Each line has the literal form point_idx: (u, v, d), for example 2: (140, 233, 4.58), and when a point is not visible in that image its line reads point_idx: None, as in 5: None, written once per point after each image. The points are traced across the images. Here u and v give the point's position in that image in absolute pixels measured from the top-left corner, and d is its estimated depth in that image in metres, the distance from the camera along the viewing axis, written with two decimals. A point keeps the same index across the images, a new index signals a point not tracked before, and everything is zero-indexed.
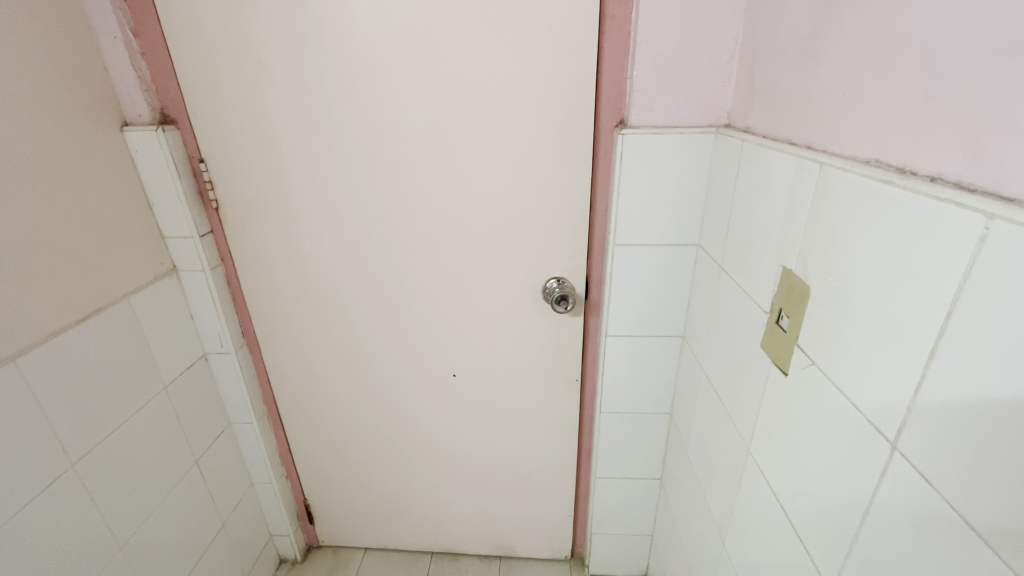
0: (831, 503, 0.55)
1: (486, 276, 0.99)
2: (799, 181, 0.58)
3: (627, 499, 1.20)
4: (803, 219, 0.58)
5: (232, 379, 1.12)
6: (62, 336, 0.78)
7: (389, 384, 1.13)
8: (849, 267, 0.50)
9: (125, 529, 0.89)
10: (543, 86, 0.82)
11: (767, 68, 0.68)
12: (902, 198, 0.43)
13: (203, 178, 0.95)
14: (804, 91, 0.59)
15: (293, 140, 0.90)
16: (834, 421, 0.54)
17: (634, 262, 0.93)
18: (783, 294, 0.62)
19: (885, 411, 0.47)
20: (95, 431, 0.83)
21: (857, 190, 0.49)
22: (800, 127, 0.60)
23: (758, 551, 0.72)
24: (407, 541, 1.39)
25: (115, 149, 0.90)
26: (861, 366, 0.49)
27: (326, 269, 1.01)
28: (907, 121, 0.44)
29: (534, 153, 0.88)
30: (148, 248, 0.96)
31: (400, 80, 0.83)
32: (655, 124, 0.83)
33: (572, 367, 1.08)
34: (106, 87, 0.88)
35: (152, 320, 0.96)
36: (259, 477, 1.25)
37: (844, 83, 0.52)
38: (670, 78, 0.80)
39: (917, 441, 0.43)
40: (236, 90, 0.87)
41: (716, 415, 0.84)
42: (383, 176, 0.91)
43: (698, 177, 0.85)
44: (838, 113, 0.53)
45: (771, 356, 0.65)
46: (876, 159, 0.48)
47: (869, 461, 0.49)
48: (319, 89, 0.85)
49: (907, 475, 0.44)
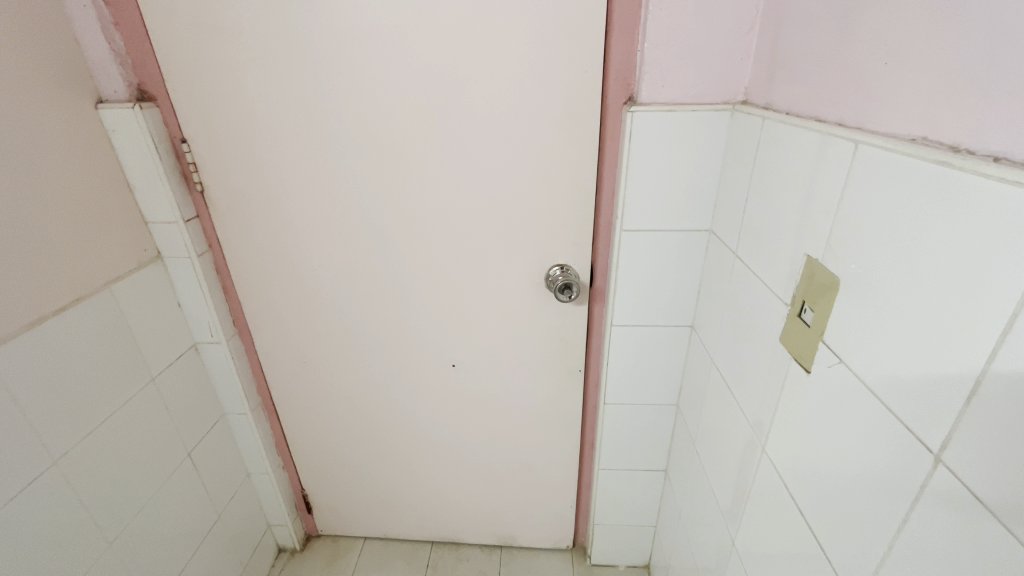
0: (857, 513, 0.51)
1: (487, 263, 0.95)
2: (826, 162, 0.54)
3: (630, 491, 1.18)
4: (829, 205, 0.53)
5: (224, 370, 1.09)
6: (37, 328, 0.74)
7: (386, 374, 1.10)
8: (886, 258, 0.45)
9: (114, 525, 0.86)
10: (547, 60, 0.77)
11: (793, 38, 0.62)
12: (957, 183, 0.38)
13: (186, 159, 0.90)
14: (836, 64, 0.54)
15: (282, 117, 0.84)
16: (858, 424, 0.50)
17: (644, 247, 0.88)
18: (805, 285, 0.57)
19: (924, 419, 0.42)
20: (78, 427, 0.80)
21: (901, 171, 0.43)
22: (829, 101, 0.55)
23: (768, 552, 0.69)
24: (407, 531, 1.37)
25: (91, 128, 0.84)
26: (896, 367, 0.45)
27: (320, 256, 0.97)
28: (960, 93, 0.39)
29: (537, 132, 0.82)
30: (130, 233, 0.91)
31: (397, 52, 0.78)
32: (667, 101, 0.77)
33: (576, 358, 1.05)
34: (78, 60, 0.82)
35: (136, 310, 0.92)
36: (256, 468, 1.23)
37: (883, 50, 0.47)
38: (684, 50, 0.74)
39: (965, 453, 0.39)
40: (218, 62, 0.81)
41: (725, 408, 0.81)
42: (378, 157, 0.86)
43: (713, 157, 0.80)
44: (875, 87, 0.48)
45: (790, 351, 0.61)
46: (923, 137, 0.43)
47: (902, 472, 0.45)
48: (308, 63, 0.79)
49: (951, 491, 0.40)
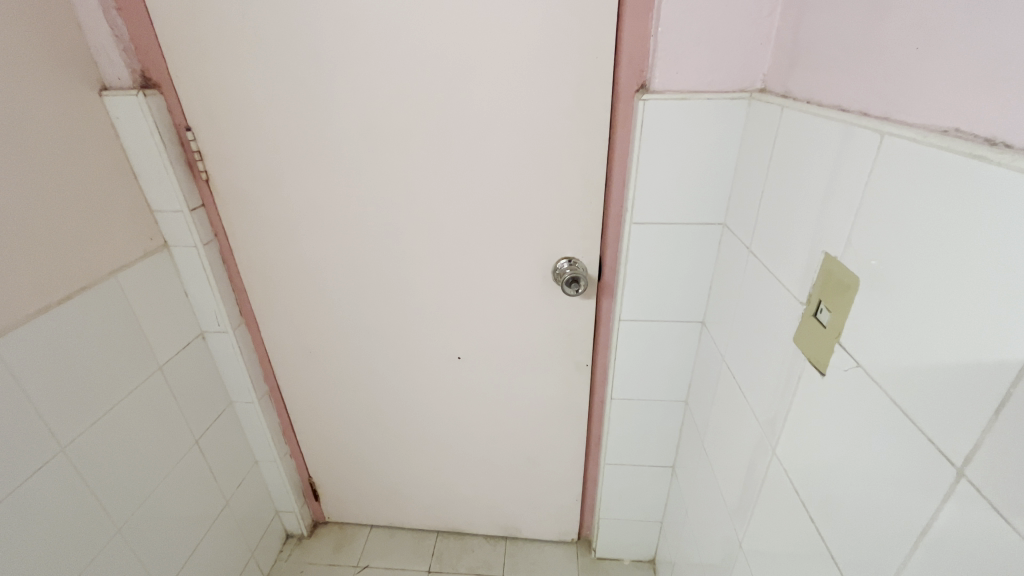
0: (869, 523, 0.49)
1: (493, 255, 0.93)
2: (846, 154, 0.51)
3: (637, 486, 1.17)
4: (851, 199, 0.50)
5: (230, 359, 1.09)
6: (43, 317, 0.74)
7: (391, 365, 1.10)
8: (910, 257, 0.43)
9: (121, 510, 0.87)
10: (556, 45, 0.74)
11: (817, 22, 0.59)
12: (991, 178, 0.35)
13: (191, 148, 0.90)
14: (863, 48, 0.50)
15: (285, 105, 0.83)
16: (873, 431, 0.48)
17: (654, 241, 0.86)
18: (822, 284, 0.55)
19: (946, 429, 0.40)
20: (85, 416, 0.81)
21: (930, 166, 0.40)
22: (854, 89, 0.52)
23: (775, 556, 0.67)
24: (413, 520, 1.38)
25: (95, 116, 0.84)
26: (918, 374, 0.42)
27: (325, 246, 0.96)
28: (997, 79, 0.36)
29: (545, 121, 0.80)
30: (136, 222, 0.92)
31: (401, 38, 0.75)
32: (681, 89, 0.74)
33: (583, 351, 1.03)
34: (81, 47, 0.81)
35: (142, 299, 0.92)
36: (263, 455, 1.24)
37: (914, 34, 0.43)
38: (701, 34, 0.70)
39: (989, 467, 0.36)
40: (220, 47, 0.79)
41: (735, 407, 0.79)
42: (382, 146, 0.84)
43: (728, 147, 0.77)
44: (903, 75, 0.45)
45: (804, 351, 0.58)
46: (955, 129, 0.40)
47: (917, 482, 0.43)
48: (312, 49, 0.78)
49: (970, 504, 0.38)
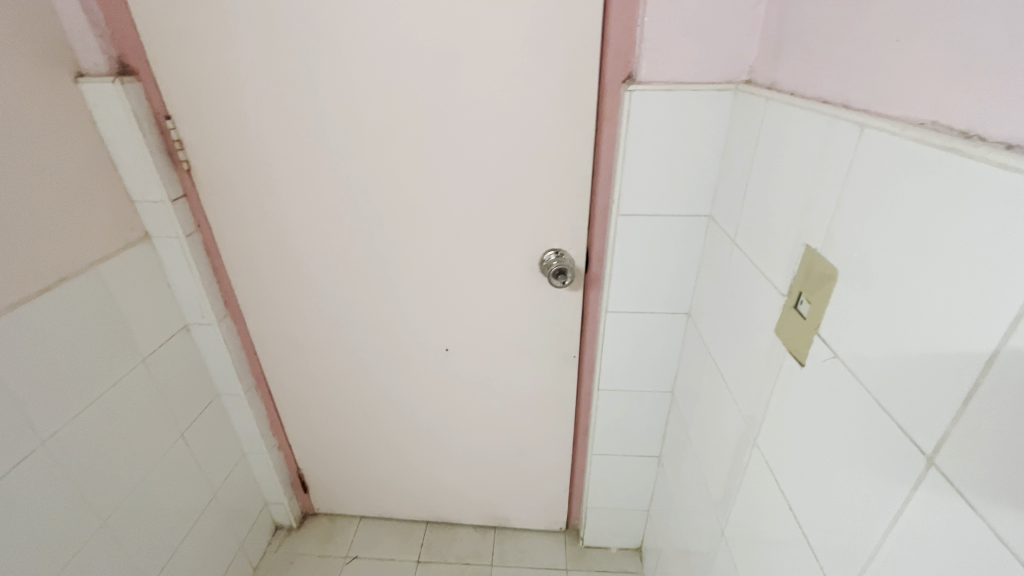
0: (844, 510, 0.50)
1: (480, 246, 0.93)
2: (828, 146, 0.51)
3: (624, 475, 1.18)
4: (832, 191, 0.51)
5: (216, 351, 1.08)
6: (22, 309, 0.73)
7: (379, 357, 1.10)
8: (887, 248, 0.43)
9: (106, 503, 0.87)
10: (543, 35, 0.73)
11: (802, 14, 0.59)
12: (967, 171, 0.36)
13: (171, 137, 0.88)
14: (847, 40, 0.50)
15: (268, 93, 0.81)
16: (849, 420, 0.49)
17: (641, 232, 0.86)
18: (804, 276, 0.55)
19: (918, 418, 0.40)
20: (67, 409, 0.80)
21: (908, 158, 0.41)
22: (836, 81, 0.52)
23: (755, 543, 0.69)
24: (403, 511, 1.39)
25: (71, 104, 0.82)
26: (893, 364, 0.43)
27: (310, 238, 0.95)
28: (976, 73, 0.36)
29: (532, 111, 0.79)
30: (116, 212, 0.90)
31: (386, 26, 0.74)
32: (668, 80, 0.74)
33: (570, 343, 1.04)
34: (55, 32, 0.79)
35: (125, 291, 0.91)
36: (251, 447, 1.23)
37: (896, 27, 0.44)
38: (687, 25, 0.70)
39: (958, 454, 0.37)
40: (200, 34, 0.78)
41: (719, 397, 0.80)
42: (368, 136, 0.83)
43: (714, 139, 0.77)
44: (884, 67, 0.45)
45: (785, 342, 0.59)
46: (932, 122, 0.40)
47: (890, 469, 0.44)
48: (295, 37, 0.76)
49: (939, 490, 0.39)
